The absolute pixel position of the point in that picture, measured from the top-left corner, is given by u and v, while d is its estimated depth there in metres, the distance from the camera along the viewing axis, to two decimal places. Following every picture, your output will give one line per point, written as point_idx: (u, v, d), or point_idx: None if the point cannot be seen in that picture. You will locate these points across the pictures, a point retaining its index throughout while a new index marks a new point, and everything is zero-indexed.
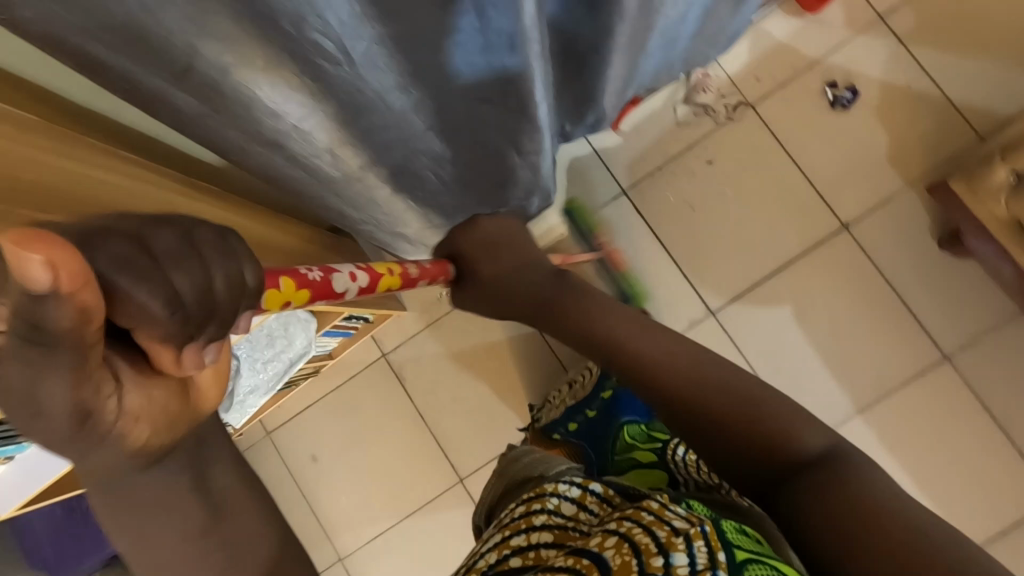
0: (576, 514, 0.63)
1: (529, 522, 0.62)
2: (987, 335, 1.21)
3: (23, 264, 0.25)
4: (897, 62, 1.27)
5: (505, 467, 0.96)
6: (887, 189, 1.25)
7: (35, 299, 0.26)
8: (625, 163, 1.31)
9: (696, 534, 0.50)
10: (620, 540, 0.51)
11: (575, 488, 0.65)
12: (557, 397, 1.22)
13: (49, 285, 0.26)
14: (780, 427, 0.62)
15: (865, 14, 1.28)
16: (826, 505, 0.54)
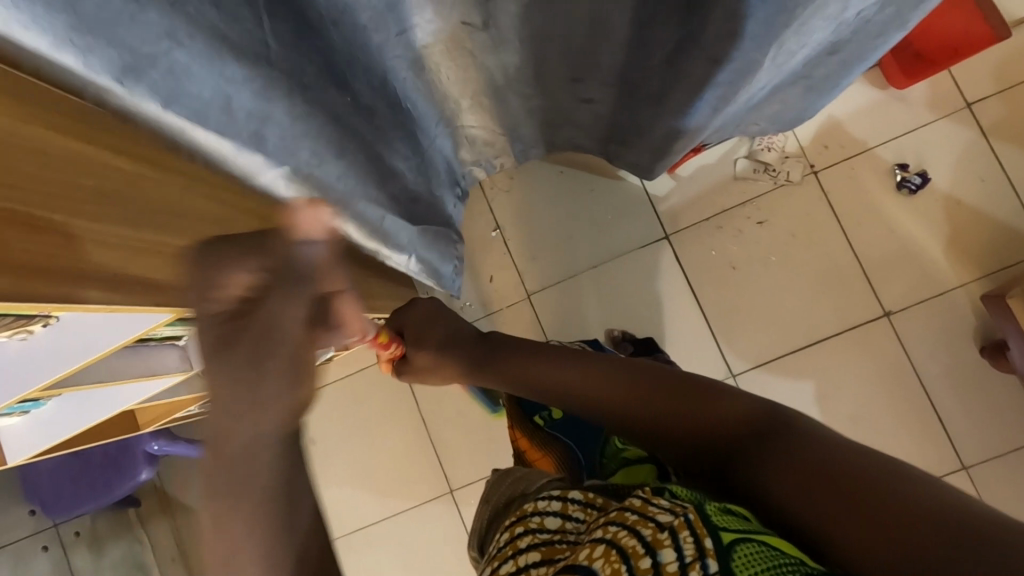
0: (562, 526, 0.56)
1: (514, 547, 0.56)
2: (1010, 452, 1.17)
3: (314, 216, 0.45)
4: (975, 155, 1.21)
5: (487, 492, 0.84)
6: (937, 284, 1.21)
7: (307, 242, 0.45)
8: (674, 208, 1.28)
9: (681, 524, 0.45)
10: (607, 547, 0.46)
11: (556, 500, 0.59)
12: None
13: (319, 232, 0.45)
14: (715, 413, 0.58)
15: (953, 100, 1.22)
16: (792, 467, 0.47)
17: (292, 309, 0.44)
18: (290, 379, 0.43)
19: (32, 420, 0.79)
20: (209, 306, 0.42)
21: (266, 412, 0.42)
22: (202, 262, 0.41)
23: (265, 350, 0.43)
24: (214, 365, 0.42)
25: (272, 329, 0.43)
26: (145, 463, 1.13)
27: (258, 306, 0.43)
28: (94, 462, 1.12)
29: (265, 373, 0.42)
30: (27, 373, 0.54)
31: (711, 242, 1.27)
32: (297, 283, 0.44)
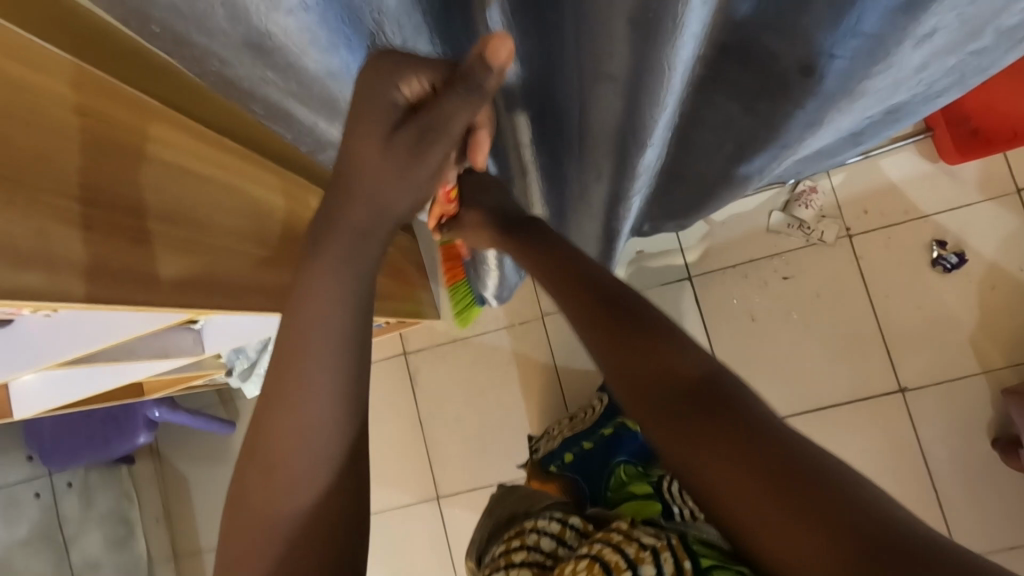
0: (555, 551, 0.56)
1: (509, 559, 0.57)
2: (1010, 548, 1.14)
3: (500, 45, 0.46)
4: (1019, 242, 1.18)
5: (490, 506, 0.87)
6: (957, 367, 1.18)
7: (482, 64, 0.47)
8: (703, 251, 1.27)
9: (662, 546, 0.47)
10: (591, 561, 0.47)
11: (554, 522, 0.60)
12: (557, 429, 1.14)
13: (500, 58, 0.47)
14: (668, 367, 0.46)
15: (1003, 183, 1.19)
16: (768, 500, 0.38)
17: (459, 121, 0.50)
18: (436, 169, 0.52)
19: (46, 377, 0.80)
20: (392, 99, 0.49)
21: (402, 190, 0.50)
22: (380, 63, 0.49)
23: (432, 140, 0.50)
24: (386, 144, 0.49)
25: (443, 125, 0.49)
26: (145, 428, 1.14)
27: (434, 105, 0.49)
28: (97, 417, 1.14)
29: (426, 160, 0.50)
30: (53, 346, 0.55)
31: (733, 290, 1.26)
32: (473, 99, 0.49)
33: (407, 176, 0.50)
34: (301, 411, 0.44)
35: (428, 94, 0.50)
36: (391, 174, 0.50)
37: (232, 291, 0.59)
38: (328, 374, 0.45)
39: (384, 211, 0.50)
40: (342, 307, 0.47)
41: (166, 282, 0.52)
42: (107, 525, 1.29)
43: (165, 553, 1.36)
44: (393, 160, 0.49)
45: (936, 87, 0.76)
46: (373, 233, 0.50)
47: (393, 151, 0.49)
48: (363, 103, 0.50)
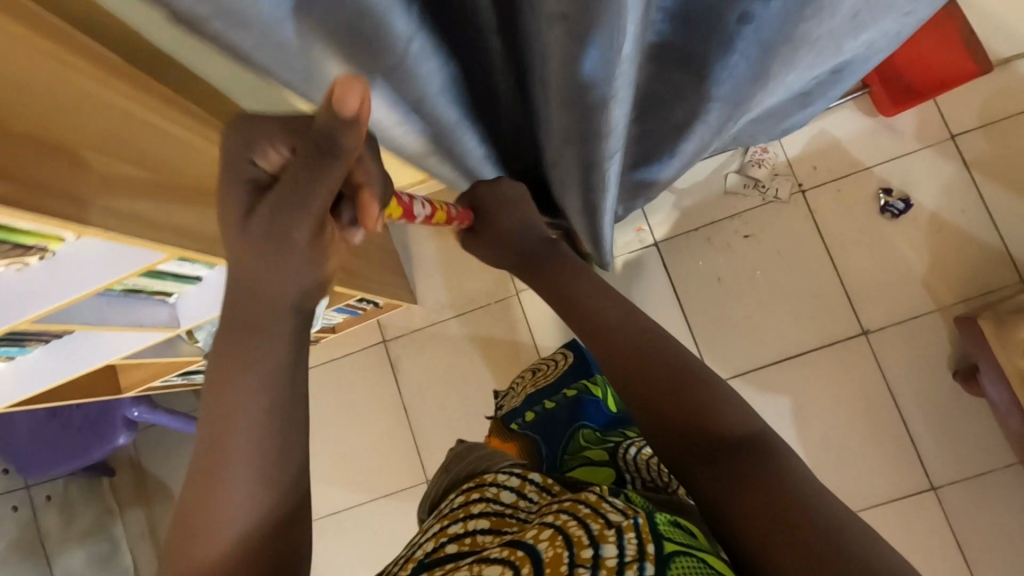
0: (515, 502, 0.61)
1: (467, 511, 0.60)
2: (980, 476, 1.18)
3: (349, 93, 0.41)
4: (957, 184, 1.25)
5: (446, 464, 0.90)
6: (913, 306, 1.24)
7: (338, 121, 0.43)
8: (667, 218, 1.32)
9: (628, 526, 0.46)
10: (553, 532, 0.48)
11: (515, 476, 0.64)
12: (521, 383, 1.13)
13: (353, 109, 0.42)
14: (701, 401, 0.56)
15: (937, 130, 1.26)
16: (750, 499, 0.48)
17: (322, 192, 0.46)
18: (311, 247, 0.48)
19: (16, 368, 0.80)
20: (252, 171, 0.48)
21: (286, 274, 0.48)
22: (242, 131, 0.47)
23: (291, 217, 0.46)
24: (242, 227, 0.47)
25: (301, 202, 0.46)
26: (125, 428, 1.12)
27: (292, 176, 0.46)
28: (73, 422, 1.12)
29: (294, 238, 0.47)
30: (12, 304, 0.55)
31: (697, 253, 1.31)
32: (330, 163, 0.46)
33: (284, 260, 0.47)
34: (229, 495, 0.45)
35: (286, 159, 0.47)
36: (274, 260, 0.47)
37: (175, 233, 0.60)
38: (253, 462, 0.46)
39: (277, 297, 0.48)
40: (264, 392, 0.47)
41: (106, 208, 0.53)
42: (90, 538, 1.26)
43: None
44: (258, 239, 0.47)
45: (885, 40, 0.77)
46: (279, 317, 0.49)
47: (252, 234, 0.47)
48: (225, 180, 0.48)
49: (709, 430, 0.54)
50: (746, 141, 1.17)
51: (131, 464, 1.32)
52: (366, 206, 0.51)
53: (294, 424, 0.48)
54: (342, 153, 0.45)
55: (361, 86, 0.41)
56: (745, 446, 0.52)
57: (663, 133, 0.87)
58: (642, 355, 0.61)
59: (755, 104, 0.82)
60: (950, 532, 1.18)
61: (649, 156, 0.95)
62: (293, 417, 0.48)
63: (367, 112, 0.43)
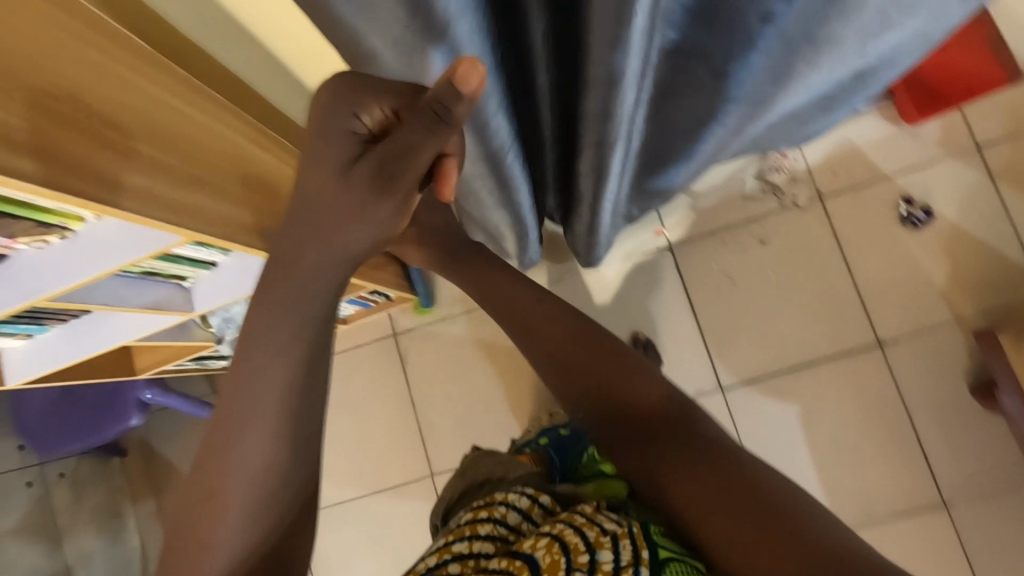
0: (520, 525, 0.60)
1: (474, 530, 0.59)
2: (994, 493, 1.16)
3: (473, 75, 0.45)
4: (981, 196, 1.22)
5: (463, 468, 0.93)
6: (931, 318, 1.22)
7: (456, 96, 0.46)
8: (682, 220, 1.30)
9: (622, 534, 0.52)
10: (551, 540, 0.52)
11: (525, 497, 0.63)
12: (537, 425, 1.17)
13: (470, 88, 0.45)
14: (633, 394, 0.62)
15: (962, 139, 1.23)
16: (704, 490, 0.53)
17: (425, 157, 0.50)
18: (401, 204, 0.52)
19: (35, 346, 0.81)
20: (355, 127, 0.51)
21: (374, 218, 0.51)
22: (346, 89, 0.50)
23: (392, 173, 0.50)
24: (344, 177, 0.50)
25: (405, 156, 0.49)
26: (137, 410, 1.14)
27: (399, 138, 0.49)
28: (86, 402, 1.14)
29: (390, 194, 0.51)
30: (36, 282, 0.56)
31: (711, 256, 1.29)
32: (438, 131, 0.49)
33: (373, 207, 0.51)
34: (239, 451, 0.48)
35: (391, 121, 0.51)
36: (351, 210, 0.51)
37: (187, 215, 0.61)
38: (266, 434, 0.49)
39: (328, 251, 0.51)
40: (281, 367, 0.50)
41: (127, 186, 0.54)
42: (100, 517, 1.28)
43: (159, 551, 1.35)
44: (356, 192, 0.50)
45: (915, 36, 0.74)
46: (313, 274, 0.51)
47: (352, 183, 0.50)
48: (331, 129, 0.51)
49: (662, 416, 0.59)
50: (765, 147, 1.16)
51: (142, 448, 1.34)
52: (447, 175, 0.52)
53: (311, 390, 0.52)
54: (451, 125, 0.49)
55: (482, 69, 0.45)
56: (686, 436, 0.57)
57: (678, 138, 0.86)
58: (587, 355, 0.65)
59: (773, 101, 0.79)
60: (961, 549, 1.16)
61: (661, 162, 0.94)
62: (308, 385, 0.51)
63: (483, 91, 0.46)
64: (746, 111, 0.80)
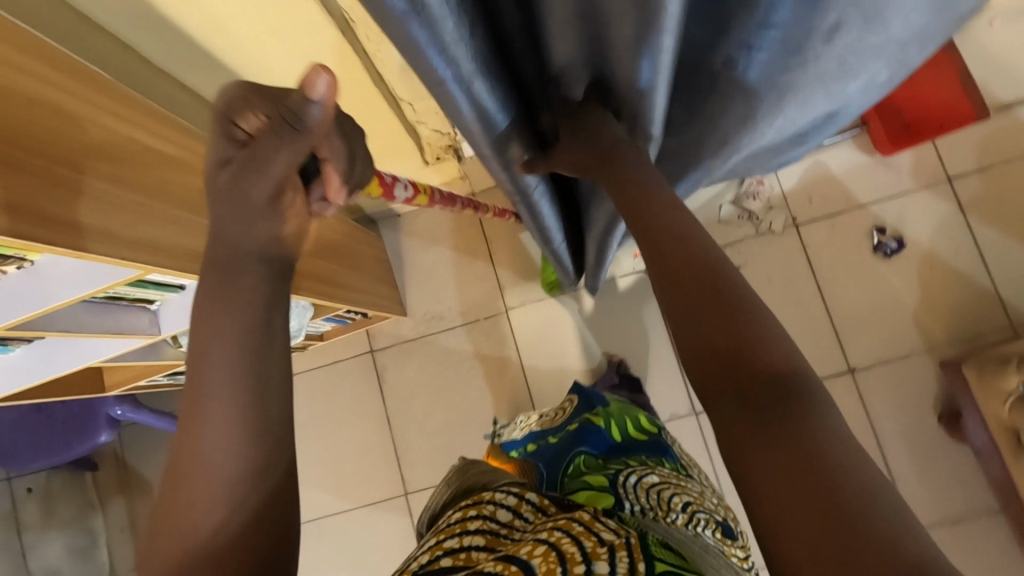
0: (511, 521, 0.60)
1: (463, 526, 0.61)
2: (960, 522, 1.17)
3: (314, 77, 0.45)
4: (951, 226, 1.24)
5: (450, 477, 0.91)
6: (901, 346, 1.23)
7: (305, 101, 0.46)
8: None
9: (619, 546, 0.49)
10: (548, 548, 0.49)
11: (512, 496, 0.64)
12: (525, 420, 1.13)
13: (319, 92, 0.45)
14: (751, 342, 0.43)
15: (934, 171, 1.26)
16: (790, 457, 0.37)
17: (283, 157, 0.47)
18: (271, 201, 0.49)
19: None
20: (229, 133, 0.47)
21: (248, 221, 0.48)
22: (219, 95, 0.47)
23: (251, 177, 0.47)
24: (216, 178, 0.48)
25: (262, 165, 0.47)
26: (107, 426, 1.13)
27: (259, 143, 0.46)
28: (56, 417, 1.13)
29: (252, 196, 0.48)
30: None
31: None
32: (294, 136, 0.46)
33: (247, 214, 0.48)
34: (204, 453, 0.42)
35: (266, 125, 0.46)
36: (237, 215, 0.48)
37: (156, 251, 0.63)
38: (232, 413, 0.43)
39: (231, 252, 0.48)
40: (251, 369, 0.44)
41: (100, 230, 0.56)
42: (71, 533, 1.28)
43: None
44: (223, 199, 0.48)
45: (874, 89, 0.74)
46: (245, 272, 0.48)
47: (221, 187, 0.48)
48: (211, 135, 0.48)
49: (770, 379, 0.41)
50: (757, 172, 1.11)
51: (115, 460, 1.32)
52: (327, 177, 0.51)
53: (271, 376, 0.45)
54: (305, 129, 0.46)
55: (326, 70, 0.45)
56: (801, 421, 0.39)
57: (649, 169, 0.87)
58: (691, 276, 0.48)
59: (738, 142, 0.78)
60: None
61: None
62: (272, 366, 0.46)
63: (336, 99, 0.46)
64: (706, 152, 0.80)
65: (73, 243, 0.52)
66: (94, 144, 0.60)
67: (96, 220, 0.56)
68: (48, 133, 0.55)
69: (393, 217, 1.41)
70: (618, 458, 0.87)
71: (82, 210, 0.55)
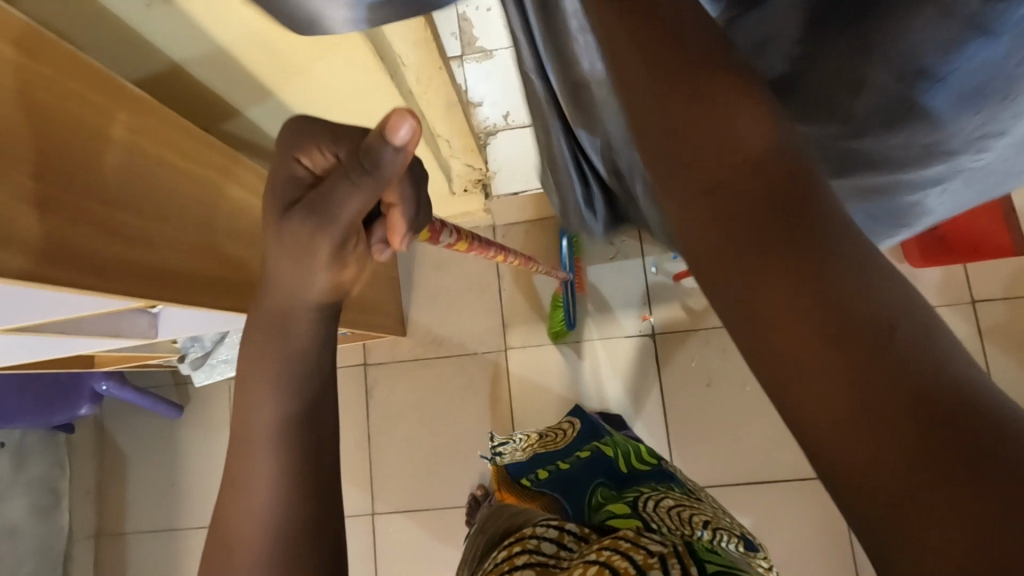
0: (557, 552, 0.59)
1: (511, 563, 0.58)
2: None
3: (397, 123, 0.42)
4: (967, 350, 1.22)
5: (480, 525, 0.86)
6: None
7: (380, 143, 0.43)
8: (667, 310, 1.31)
9: (669, 554, 0.51)
10: (600, 566, 0.49)
11: (553, 528, 0.63)
12: (526, 439, 1.12)
13: (402, 140, 0.43)
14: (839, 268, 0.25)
15: (959, 291, 1.23)
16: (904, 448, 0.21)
17: (353, 199, 0.47)
18: (335, 251, 0.48)
19: None
20: (296, 172, 0.49)
21: (300, 270, 0.48)
22: (290, 132, 0.49)
23: (318, 223, 0.47)
24: (283, 220, 0.48)
25: (331, 207, 0.47)
26: (89, 399, 1.15)
27: (327, 187, 0.47)
28: (43, 382, 1.12)
29: (318, 241, 0.47)
30: None
31: (692, 354, 1.30)
32: (366, 181, 0.46)
33: (307, 263, 0.48)
34: (252, 488, 0.44)
35: (333, 163, 0.48)
36: (296, 271, 0.48)
37: (170, 287, 0.62)
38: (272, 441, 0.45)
39: (288, 301, 0.48)
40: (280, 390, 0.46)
41: (117, 261, 0.56)
42: (34, 491, 1.25)
43: (87, 532, 1.35)
44: (285, 239, 0.48)
45: None
46: (297, 326, 0.48)
47: (287, 229, 0.48)
48: (277, 176, 0.49)
49: (764, 170, 0.28)
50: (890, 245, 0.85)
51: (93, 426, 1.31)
52: (395, 224, 0.52)
53: (318, 419, 0.47)
54: (379, 175, 0.46)
55: (412, 117, 0.42)
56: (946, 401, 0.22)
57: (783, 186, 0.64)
58: (742, 193, 0.28)
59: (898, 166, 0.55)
60: None
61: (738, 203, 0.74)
62: (316, 412, 0.47)
63: (415, 146, 0.44)
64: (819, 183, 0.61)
65: (87, 282, 0.52)
66: (96, 156, 0.59)
67: (107, 250, 0.55)
68: (48, 151, 0.54)
69: None
70: (635, 487, 0.82)
71: (94, 240, 0.54)
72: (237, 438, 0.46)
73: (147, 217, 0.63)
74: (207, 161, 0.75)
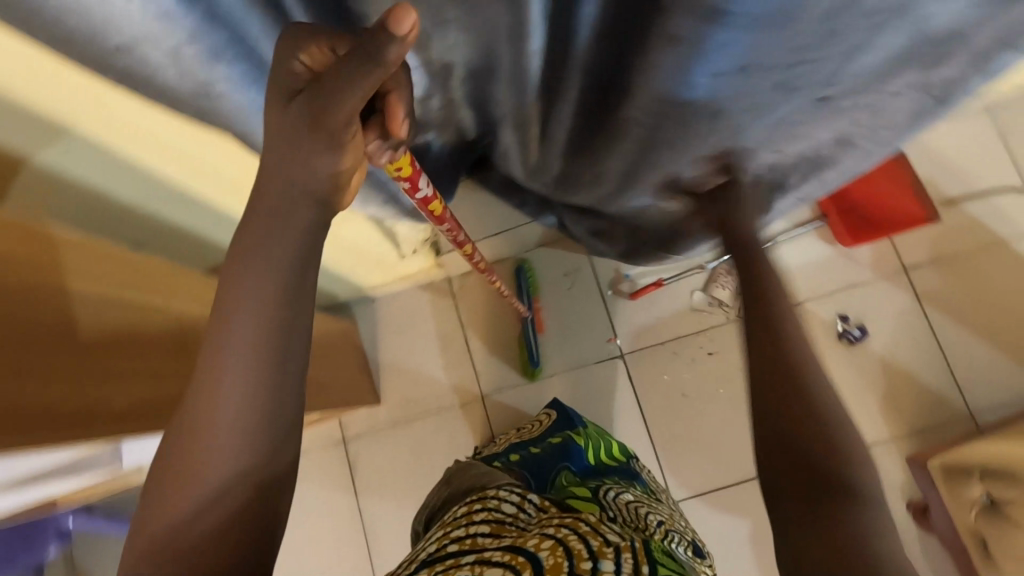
0: (516, 514, 0.60)
1: (469, 518, 0.60)
2: None
3: (402, 16, 0.40)
4: (910, 316, 1.30)
5: (448, 476, 0.91)
6: (870, 435, 1.26)
7: (384, 36, 0.40)
8: (631, 329, 1.34)
9: (624, 547, 0.50)
10: (555, 543, 0.50)
11: (516, 493, 0.63)
12: (504, 437, 1.10)
13: (404, 32, 0.40)
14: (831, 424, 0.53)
15: (892, 262, 1.32)
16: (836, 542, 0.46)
17: (356, 94, 0.43)
18: (338, 150, 0.45)
19: None
20: (292, 68, 0.44)
21: (304, 167, 0.45)
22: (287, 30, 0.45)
23: (317, 121, 0.43)
24: (282, 115, 0.44)
25: (330, 101, 0.43)
26: (56, 538, 1.11)
27: (327, 81, 0.43)
28: None
29: (319, 137, 0.44)
30: None
31: (662, 366, 1.33)
32: (369, 72, 0.42)
33: (309, 157, 0.44)
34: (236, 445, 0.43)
35: (331, 60, 0.44)
36: (291, 198, 0.45)
37: (127, 417, 0.61)
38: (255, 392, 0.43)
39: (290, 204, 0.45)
40: (270, 345, 0.44)
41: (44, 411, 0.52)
42: None
43: None
44: (289, 133, 0.44)
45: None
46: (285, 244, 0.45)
47: (286, 123, 0.44)
48: (274, 74, 0.45)
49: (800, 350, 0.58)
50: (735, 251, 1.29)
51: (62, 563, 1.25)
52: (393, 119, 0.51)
53: (292, 387, 0.45)
54: (384, 69, 0.42)
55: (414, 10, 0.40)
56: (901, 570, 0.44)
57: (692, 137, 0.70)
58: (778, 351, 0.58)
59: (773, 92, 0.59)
60: None
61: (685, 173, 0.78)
62: (302, 360, 0.45)
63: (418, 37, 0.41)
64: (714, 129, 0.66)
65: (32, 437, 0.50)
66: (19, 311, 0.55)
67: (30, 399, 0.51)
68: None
69: (368, 301, 1.39)
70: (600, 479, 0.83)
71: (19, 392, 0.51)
72: (216, 353, 0.43)
73: (84, 363, 0.59)
74: (134, 276, 0.72)
